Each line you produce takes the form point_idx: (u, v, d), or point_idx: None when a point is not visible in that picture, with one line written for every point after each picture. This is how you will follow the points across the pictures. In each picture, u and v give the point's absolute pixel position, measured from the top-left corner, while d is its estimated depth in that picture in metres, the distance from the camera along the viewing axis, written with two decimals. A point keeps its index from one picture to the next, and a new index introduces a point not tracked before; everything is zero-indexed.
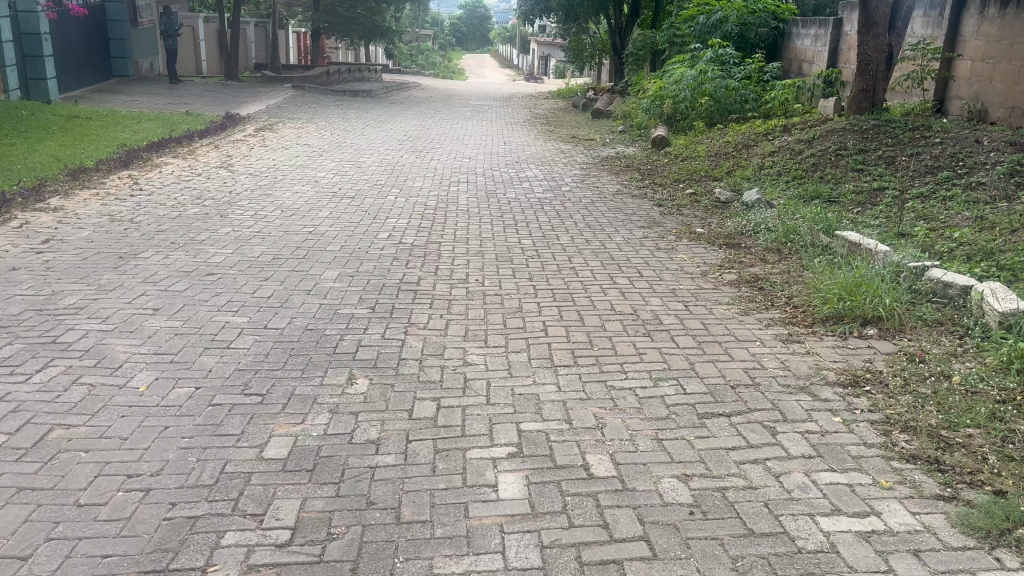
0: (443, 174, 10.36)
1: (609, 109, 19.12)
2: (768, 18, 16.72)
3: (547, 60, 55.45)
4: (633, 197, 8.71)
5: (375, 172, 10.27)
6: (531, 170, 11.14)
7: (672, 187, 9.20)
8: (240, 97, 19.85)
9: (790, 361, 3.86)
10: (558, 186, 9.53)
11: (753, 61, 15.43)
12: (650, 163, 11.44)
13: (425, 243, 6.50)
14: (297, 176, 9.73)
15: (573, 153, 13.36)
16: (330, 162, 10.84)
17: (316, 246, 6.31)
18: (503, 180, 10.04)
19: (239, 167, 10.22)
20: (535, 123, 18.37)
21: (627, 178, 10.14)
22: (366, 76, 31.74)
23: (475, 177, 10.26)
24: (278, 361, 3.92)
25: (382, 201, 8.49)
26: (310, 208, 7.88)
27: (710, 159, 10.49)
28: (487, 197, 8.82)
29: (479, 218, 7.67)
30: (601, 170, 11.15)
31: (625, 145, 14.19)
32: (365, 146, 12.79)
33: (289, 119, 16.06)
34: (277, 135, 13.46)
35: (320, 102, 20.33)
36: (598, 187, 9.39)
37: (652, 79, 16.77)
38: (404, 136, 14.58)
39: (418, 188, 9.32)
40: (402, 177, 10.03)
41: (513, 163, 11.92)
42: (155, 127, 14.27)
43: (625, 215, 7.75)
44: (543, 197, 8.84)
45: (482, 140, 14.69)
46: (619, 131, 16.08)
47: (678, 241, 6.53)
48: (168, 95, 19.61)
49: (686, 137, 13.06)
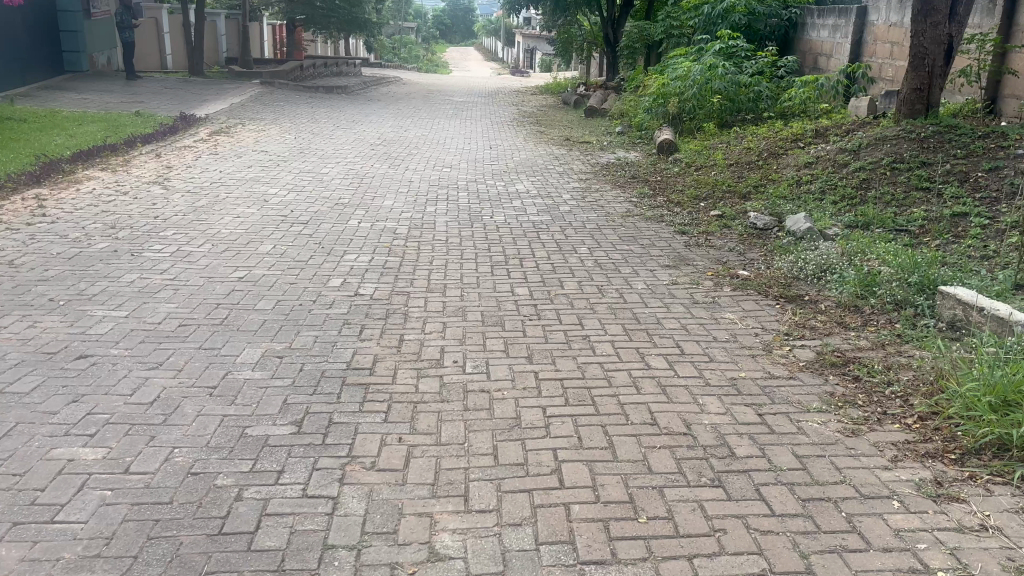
0: (418, 190, 8.81)
1: (604, 107, 17.64)
2: (778, 8, 15.26)
3: (532, 52, 53.96)
4: (647, 220, 7.23)
5: (336, 187, 8.70)
6: (521, 182, 9.62)
7: (692, 206, 7.74)
8: (202, 95, 18.20)
9: (964, 550, 2.39)
10: (554, 205, 8.03)
11: (765, 54, 13.98)
12: (659, 173, 9.97)
13: (388, 296, 4.97)
14: (243, 193, 8.19)
15: (568, 159, 11.88)
16: (286, 175, 9.26)
17: (244, 304, 4.77)
18: (489, 197, 8.53)
19: (177, 182, 8.63)
20: (524, 122, 16.86)
21: (637, 193, 8.66)
22: (343, 70, 30.06)
23: (456, 193, 8.73)
24: (125, 558, 2.38)
25: (342, 228, 6.95)
26: (248, 240, 6.33)
27: (729, 170, 9.02)
28: (469, 222, 7.30)
29: (460, 252, 6.16)
30: (602, 181, 9.64)
31: (627, 150, 12.72)
32: (331, 152, 11.21)
33: (250, 120, 14.47)
34: (232, 140, 11.88)
35: (290, 100, 18.71)
36: (602, 206, 7.93)
37: (652, 76, 15.31)
38: (378, 140, 13.04)
39: (388, 209, 7.79)
40: (369, 194, 8.48)
41: (501, 172, 10.40)
42: (95, 130, 12.63)
43: (642, 247, 6.28)
44: (537, 220, 7.34)
45: (466, 144, 13.18)
46: (616, 132, 14.62)
47: (717, 291, 5.05)
48: (121, 93, 17.91)
49: (695, 141, 11.59)
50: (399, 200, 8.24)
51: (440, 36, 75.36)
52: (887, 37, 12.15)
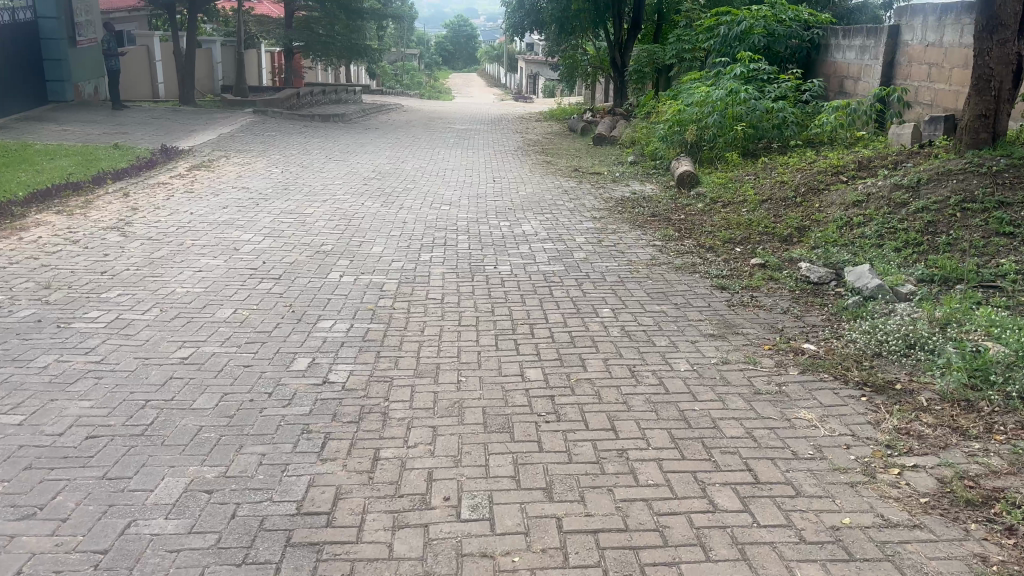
0: (411, 233, 7.80)
1: (613, 134, 16.72)
2: (799, 28, 14.36)
3: (535, 78, 53.42)
4: (676, 270, 6.20)
5: (317, 231, 7.69)
6: (529, 222, 8.59)
7: (726, 252, 6.72)
8: (191, 126, 17.33)
9: None
10: (567, 250, 7.01)
11: (788, 77, 13.06)
12: (681, 210, 9.00)
13: (366, 385, 3.94)
14: (212, 240, 7.20)
15: (579, 192, 10.92)
16: (264, 216, 8.27)
17: (179, 401, 3.72)
18: (492, 240, 7.51)
19: (139, 227, 7.63)
20: (530, 151, 15.95)
21: (661, 235, 7.64)
22: (342, 97, 29.26)
23: (456, 236, 7.72)
24: None
25: (320, 284, 5.92)
26: (205, 305, 5.30)
27: (763, 209, 8.03)
28: (468, 273, 6.28)
29: (456, 316, 5.11)
30: (618, 220, 8.62)
31: (642, 182, 11.76)
32: (320, 188, 10.25)
33: (237, 153, 13.55)
34: (212, 176, 10.94)
35: (282, 129, 17.82)
36: (623, 251, 6.92)
37: (666, 102, 14.40)
38: (372, 173, 12.10)
39: (375, 258, 6.78)
40: (354, 239, 7.46)
41: (506, 210, 9.39)
42: (67, 165, 11.70)
43: (676, 307, 5.25)
44: (548, 271, 6.32)
45: (467, 176, 12.24)
46: (629, 161, 13.67)
47: (781, 374, 4.00)
48: (105, 124, 17.03)
49: (717, 172, 10.63)
50: (390, 246, 7.21)
51: (443, 62, 74.98)
52: (924, 58, 11.20)
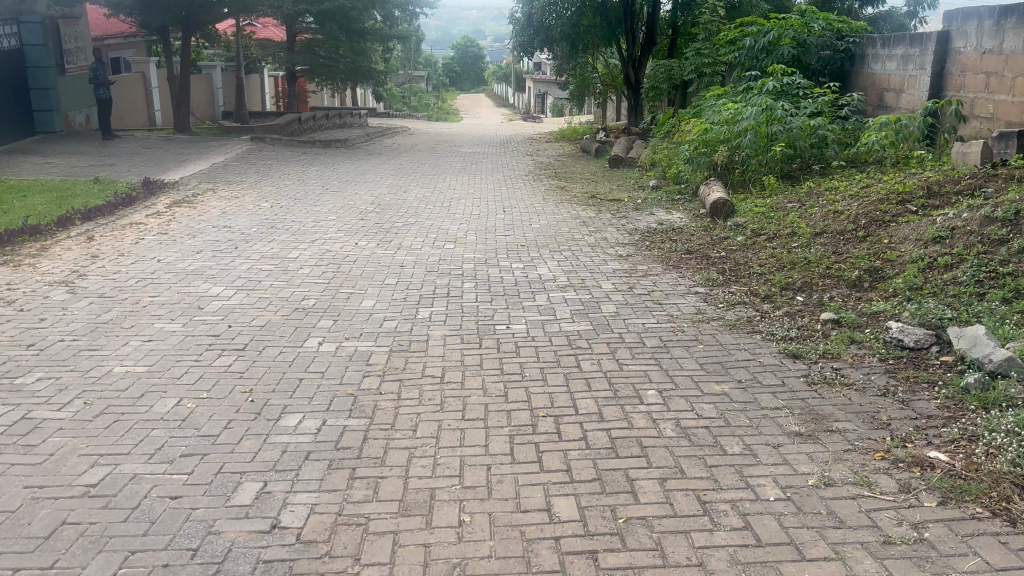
0: (408, 280, 6.69)
1: (632, 156, 15.65)
2: (832, 38, 13.27)
3: (544, 97, 52.67)
4: (730, 329, 5.05)
5: (299, 283, 6.58)
6: (545, 262, 7.44)
7: (786, 303, 5.56)
8: (183, 156, 16.38)
9: None
10: (592, 301, 5.89)
11: (824, 91, 11.96)
12: (719, 244, 7.89)
13: (331, 535, 2.83)
14: (175, 296, 6.13)
15: (599, 222, 9.84)
16: (241, 263, 7.21)
17: (60, 571, 2.63)
18: (502, 287, 6.38)
19: (93, 280, 6.56)
20: (542, 176, 14.89)
21: (701, 278, 6.51)
22: (346, 121, 28.34)
23: (460, 282, 6.60)
24: None
25: (292, 356, 4.80)
26: (143, 393, 4.18)
27: (819, 247, 6.89)
28: (474, 335, 5.15)
29: (458, 404, 3.99)
30: (648, 258, 7.48)
31: (668, 209, 10.67)
32: (310, 225, 9.20)
33: (226, 185, 12.56)
34: (193, 213, 9.91)
35: (280, 157, 16.86)
36: (659, 301, 5.79)
37: (689, 121, 13.34)
38: (371, 205, 11.06)
39: (364, 316, 5.66)
40: (341, 291, 6.35)
41: (518, 247, 8.26)
42: (37, 202, 10.72)
43: (740, 386, 4.11)
44: (571, 330, 5.19)
45: (475, 206, 11.18)
46: (651, 186, 12.59)
47: (914, 506, 2.88)
48: (91, 155, 16.07)
49: (755, 199, 9.51)
50: (381, 300, 6.08)
51: (450, 83, 74.27)
52: (980, 67, 10.07)
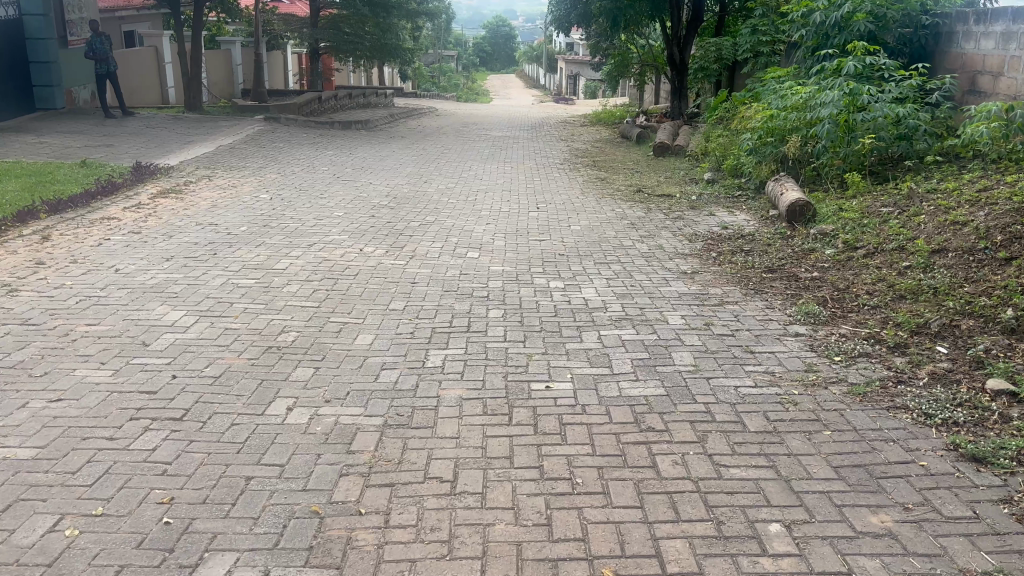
0: (417, 304, 5.28)
1: (679, 143, 14.12)
2: (916, 12, 11.55)
3: (576, 78, 51.06)
4: (863, 404, 3.61)
5: (278, 307, 5.18)
6: (592, 279, 6.00)
7: (926, 358, 4.09)
8: (188, 138, 15.11)
9: None
10: (661, 343, 4.45)
11: (910, 73, 10.31)
12: (805, 260, 6.45)
13: None
14: (121, 324, 4.79)
15: (649, 224, 8.41)
16: (218, 275, 5.87)
17: None
18: (537, 318, 4.97)
19: (25, 297, 5.25)
20: (579, 164, 13.43)
21: (796, 310, 5.04)
22: (370, 100, 26.97)
23: (483, 309, 5.18)
24: None
25: (245, 435, 3.41)
26: (11, 505, 2.82)
27: (945, 271, 5.38)
28: (501, 401, 3.72)
29: (476, 545, 2.60)
30: (719, 277, 6.01)
31: (728, 209, 9.21)
32: (311, 224, 7.85)
33: (227, 171, 11.25)
34: (180, 206, 8.60)
35: (293, 139, 15.54)
36: (750, 349, 4.34)
37: (749, 107, 11.79)
38: (386, 198, 9.71)
39: (353, 362, 4.26)
40: (328, 320, 4.95)
41: (555, 258, 6.82)
42: (9, 189, 9.47)
43: (911, 521, 2.69)
44: (636, 393, 3.78)
45: (504, 201, 9.79)
46: (705, 180, 11.12)
47: None
48: (89, 134, 14.85)
49: (837, 202, 8.00)
50: (380, 336, 4.68)
51: (480, 63, 72.60)
52: None
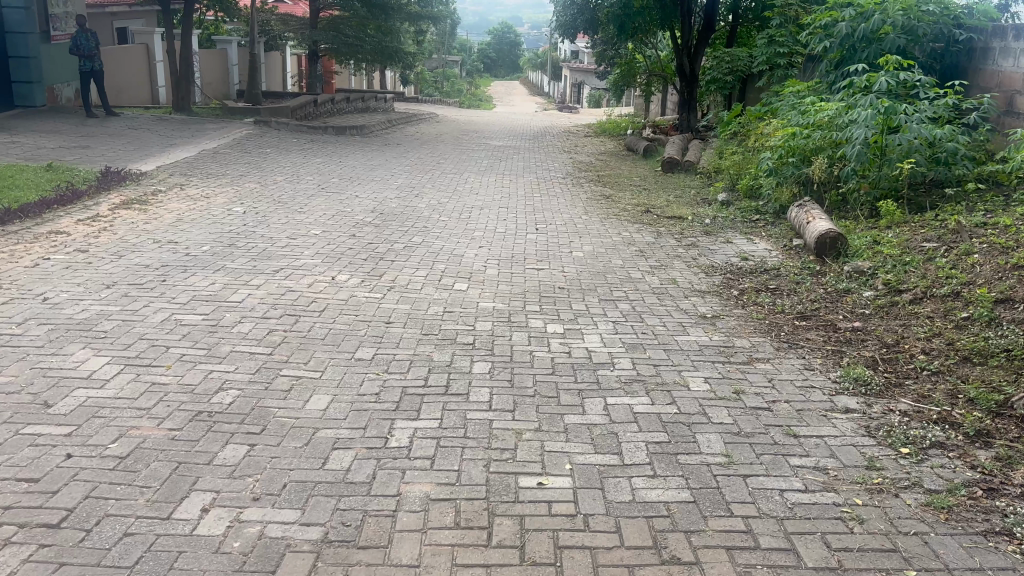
0: (388, 354, 4.44)
1: (689, 159, 13.30)
2: (947, 26, 10.74)
3: (580, 86, 50.41)
4: (950, 527, 2.79)
5: (223, 354, 4.35)
6: (597, 323, 5.16)
7: (1016, 453, 3.26)
8: (170, 140, 14.29)
9: None
10: (681, 419, 3.61)
11: (945, 91, 9.49)
12: (839, 304, 5.63)
13: None
14: (25, 375, 3.94)
15: (658, 251, 7.60)
16: (161, 308, 5.03)
17: None
18: (530, 377, 4.13)
19: None
20: (583, 179, 12.63)
21: (841, 373, 4.21)
22: (369, 104, 26.17)
23: (466, 362, 4.35)
24: None
25: (138, 554, 2.59)
26: None
27: (1014, 328, 4.55)
28: (480, 506, 2.90)
29: None
30: (744, 324, 5.18)
31: (747, 236, 8.39)
32: (282, 243, 7.03)
33: (204, 179, 10.44)
34: (141, 219, 7.77)
35: (282, 144, 14.73)
36: (793, 432, 3.50)
37: (768, 125, 10.98)
38: (371, 214, 8.90)
39: (298, 439, 3.42)
40: (279, 375, 4.11)
41: (553, 292, 5.98)
42: None
43: None
44: (653, 500, 2.94)
45: (501, 220, 8.98)
46: (719, 200, 10.30)
47: None
48: (66, 134, 14.02)
49: (870, 233, 7.18)
50: (336, 400, 3.83)
51: (484, 69, 71.95)
52: None
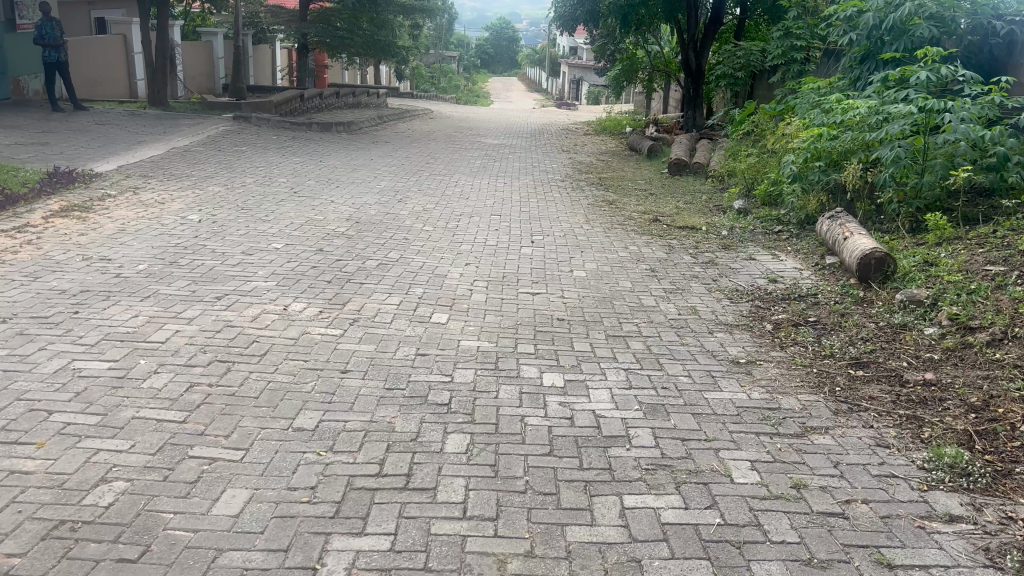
0: (337, 423, 3.44)
1: (700, 161, 12.30)
2: (987, 17, 9.69)
3: (579, 83, 49.41)
4: None
5: (120, 423, 3.33)
6: (606, 371, 4.15)
7: None
8: (138, 137, 13.26)
9: None
10: (728, 537, 2.63)
11: (991, 88, 8.46)
12: (898, 345, 4.64)
13: None
14: None
15: (671, 269, 6.62)
16: (58, 353, 4.00)
17: None
18: (520, 459, 3.12)
19: None
20: (584, 182, 11.63)
21: (928, 456, 3.21)
22: (360, 100, 25.12)
23: (436, 435, 3.34)
24: None
25: None
26: None
27: None
28: None
29: None
30: (788, 375, 4.17)
31: (770, 251, 7.40)
32: (235, 261, 6.04)
33: (164, 181, 9.43)
34: (77, 229, 6.75)
35: (261, 142, 13.70)
36: (886, 560, 2.53)
37: (789, 126, 9.97)
38: (347, 222, 7.90)
39: (192, 573, 2.43)
40: (186, 458, 3.09)
41: (551, 326, 4.97)
42: None
43: None
44: None
45: (492, 230, 7.99)
46: (735, 208, 9.31)
47: None
48: (24, 130, 12.96)
49: (920, 253, 6.17)
50: (256, 502, 2.81)
51: (481, 65, 70.94)
52: None
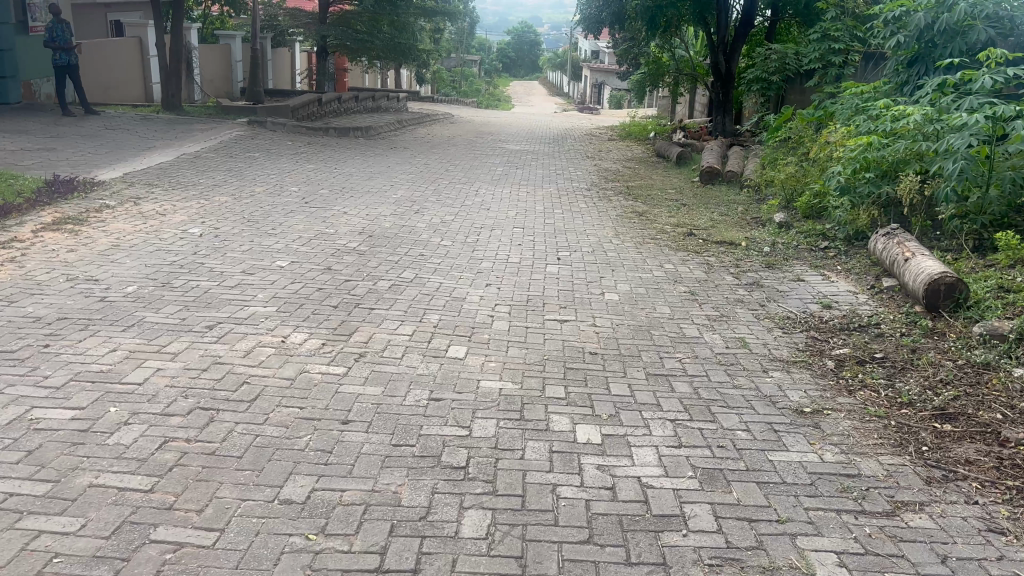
0: (332, 494, 2.88)
1: (733, 169, 11.65)
2: None
3: (601, 88, 48.73)
4: None
5: (73, 493, 2.79)
6: (650, 423, 3.56)
7: None
8: (149, 143, 12.83)
9: None
10: None
11: None
12: (986, 389, 4.01)
13: None
14: None
15: (711, 292, 6.01)
16: (15, 399, 3.47)
17: None
18: (554, 550, 2.55)
19: None
20: (610, 191, 11.02)
21: None
22: (379, 104, 24.66)
23: (451, 512, 2.77)
24: None
25: None
26: None
27: None
28: None
29: None
30: (863, 431, 3.56)
31: (818, 271, 6.77)
32: (233, 282, 5.51)
33: (169, 190, 8.95)
34: (67, 245, 6.26)
35: (274, 148, 13.24)
36: None
37: (832, 133, 9.32)
38: (360, 236, 7.36)
39: None
40: (147, 542, 2.55)
41: (584, 362, 4.39)
42: None
43: None
44: None
45: (514, 245, 7.42)
46: (775, 221, 8.67)
47: None
48: (32, 135, 12.58)
49: (993, 277, 5.52)
50: None
51: (502, 69, 70.48)
52: None
